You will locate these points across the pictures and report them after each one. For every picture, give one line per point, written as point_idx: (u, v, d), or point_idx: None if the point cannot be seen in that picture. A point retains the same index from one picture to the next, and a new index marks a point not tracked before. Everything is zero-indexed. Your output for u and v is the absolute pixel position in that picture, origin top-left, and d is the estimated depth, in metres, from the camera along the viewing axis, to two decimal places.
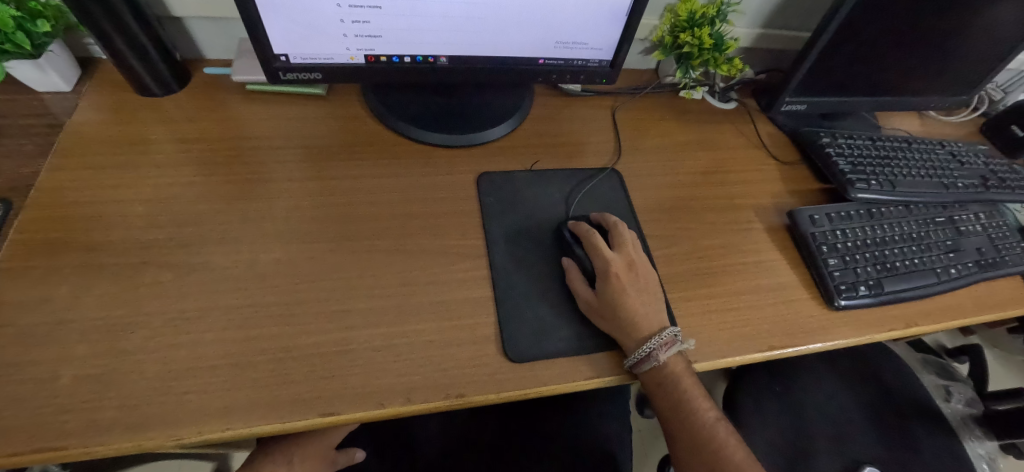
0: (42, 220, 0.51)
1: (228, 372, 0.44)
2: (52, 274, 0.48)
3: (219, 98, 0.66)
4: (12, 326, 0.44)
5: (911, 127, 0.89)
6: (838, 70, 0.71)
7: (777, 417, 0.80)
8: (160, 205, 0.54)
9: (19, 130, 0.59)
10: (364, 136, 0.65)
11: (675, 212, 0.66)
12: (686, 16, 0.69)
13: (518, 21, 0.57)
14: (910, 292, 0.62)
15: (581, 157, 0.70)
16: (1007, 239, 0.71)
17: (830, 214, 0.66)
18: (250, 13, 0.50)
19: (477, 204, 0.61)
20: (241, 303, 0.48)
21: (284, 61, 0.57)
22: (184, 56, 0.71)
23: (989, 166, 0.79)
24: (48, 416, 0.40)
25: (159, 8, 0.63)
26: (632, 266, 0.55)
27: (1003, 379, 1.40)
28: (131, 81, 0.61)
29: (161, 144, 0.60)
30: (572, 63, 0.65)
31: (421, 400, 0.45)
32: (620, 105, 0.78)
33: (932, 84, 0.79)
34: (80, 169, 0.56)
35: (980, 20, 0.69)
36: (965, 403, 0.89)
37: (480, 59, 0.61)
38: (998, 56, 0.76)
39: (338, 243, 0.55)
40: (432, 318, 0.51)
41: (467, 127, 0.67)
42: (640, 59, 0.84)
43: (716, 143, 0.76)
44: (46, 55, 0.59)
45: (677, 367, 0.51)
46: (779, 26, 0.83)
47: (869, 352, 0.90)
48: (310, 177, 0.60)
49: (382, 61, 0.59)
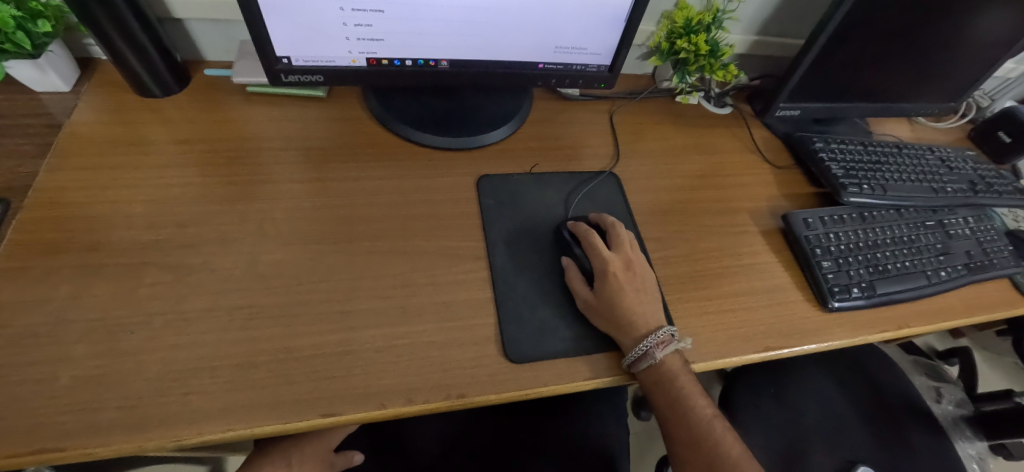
0: (40, 221, 0.51)
1: (229, 373, 0.44)
2: (51, 274, 0.47)
3: (219, 100, 0.66)
4: (10, 326, 0.44)
5: (902, 133, 0.90)
6: (830, 76, 0.72)
7: (773, 419, 0.81)
8: (160, 206, 0.54)
9: (17, 131, 0.58)
10: (364, 138, 0.66)
11: (672, 215, 0.67)
12: (683, 23, 0.71)
13: (518, 25, 0.58)
14: (901, 294, 0.63)
15: (580, 160, 0.70)
16: (996, 242, 0.73)
17: (823, 217, 0.68)
18: (254, 16, 0.50)
19: (477, 206, 0.62)
20: (242, 304, 0.49)
21: (286, 63, 0.57)
22: (184, 57, 0.71)
23: (977, 172, 0.81)
24: (46, 417, 0.39)
25: (160, 9, 0.63)
26: (630, 266, 0.56)
27: (993, 381, 1.42)
28: (131, 82, 0.62)
29: (161, 145, 0.60)
30: (571, 68, 0.66)
31: (422, 401, 0.45)
32: (618, 110, 0.79)
33: (922, 91, 0.80)
34: (79, 169, 0.56)
35: (967, 29, 0.70)
36: (955, 405, 0.90)
37: (481, 63, 0.62)
38: (985, 64, 0.78)
39: (339, 245, 0.55)
40: (432, 319, 0.51)
41: (467, 130, 0.67)
42: (637, 64, 0.85)
43: (712, 147, 0.77)
44: (46, 55, 0.59)
45: (673, 366, 0.52)
46: (773, 33, 0.84)
47: (862, 354, 0.92)
48: (310, 179, 0.60)
49: (384, 65, 0.60)
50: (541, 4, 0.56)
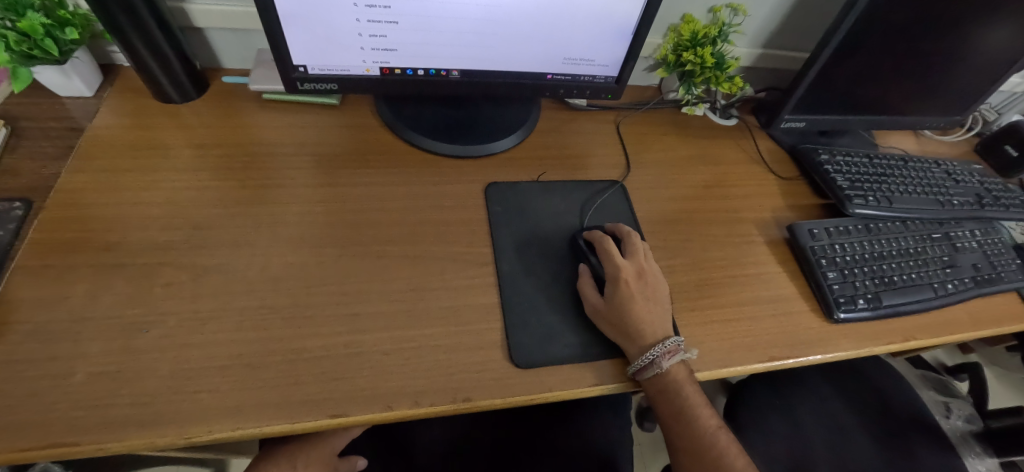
0: (61, 220, 0.52)
1: (240, 373, 0.45)
2: (70, 272, 0.49)
3: (235, 106, 0.68)
4: (29, 322, 0.45)
5: (907, 146, 0.91)
6: (836, 89, 0.73)
7: (778, 431, 0.80)
8: (176, 208, 0.56)
9: (41, 133, 0.60)
10: (376, 145, 0.67)
11: (677, 224, 0.67)
12: (689, 35, 0.72)
13: (528, 36, 0.59)
14: (907, 306, 0.63)
15: (587, 170, 0.71)
16: (1003, 255, 0.73)
17: (829, 228, 0.68)
18: (273, 26, 0.52)
19: (484, 212, 0.63)
20: (254, 305, 0.50)
21: (302, 72, 0.59)
22: (204, 65, 0.73)
23: (983, 185, 0.81)
24: (61, 412, 0.40)
25: (182, 19, 0.66)
26: (642, 274, 0.56)
27: (1002, 397, 1.40)
28: (152, 88, 0.63)
29: (178, 149, 0.61)
30: (579, 79, 0.67)
31: (429, 403, 0.46)
32: (624, 120, 0.80)
33: (927, 104, 0.81)
34: (99, 171, 0.57)
35: (972, 44, 0.71)
36: (964, 420, 0.89)
37: (490, 73, 0.63)
38: (990, 78, 0.78)
39: (349, 248, 0.56)
40: (439, 323, 0.52)
41: (476, 138, 0.69)
42: (643, 76, 0.87)
43: (717, 158, 0.78)
44: (71, 61, 0.61)
45: (678, 375, 0.52)
46: (779, 46, 0.86)
47: (868, 367, 0.91)
48: (322, 184, 0.61)
49: (396, 74, 0.61)
50: (551, 16, 0.57)
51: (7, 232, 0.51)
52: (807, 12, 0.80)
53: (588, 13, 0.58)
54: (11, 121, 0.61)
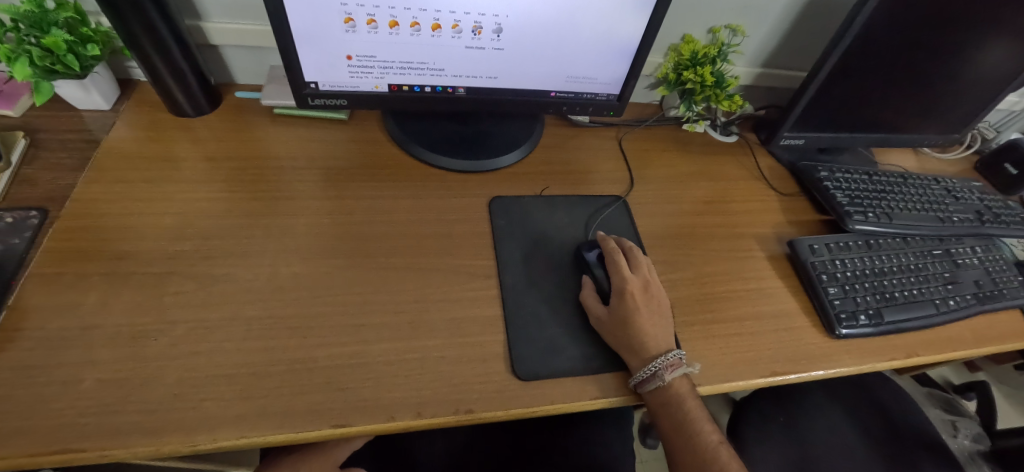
0: (74, 230, 0.53)
1: (245, 381, 0.45)
2: (82, 280, 0.50)
3: (247, 119, 0.70)
4: (40, 329, 0.46)
5: (907, 163, 0.92)
6: (835, 106, 0.74)
7: (782, 446, 0.80)
8: (188, 219, 0.57)
9: (59, 145, 0.62)
10: (383, 159, 0.69)
11: (678, 239, 0.68)
12: (689, 55, 0.74)
13: (532, 54, 0.61)
14: (909, 322, 0.63)
15: (589, 185, 0.72)
16: (1005, 272, 0.73)
17: (829, 244, 0.68)
18: (287, 44, 0.54)
19: (489, 225, 0.64)
20: (259, 315, 0.50)
21: (313, 88, 0.60)
22: (218, 80, 0.76)
23: (983, 201, 0.81)
24: (68, 418, 0.41)
25: (198, 36, 0.68)
26: (647, 288, 0.57)
27: (1010, 417, 1.38)
28: (168, 102, 0.65)
29: (190, 161, 0.63)
30: (581, 96, 0.69)
31: (432, 414, 0.46)
32: (625, 136, 0.82)
33: (924, 122, 0.82)
34: (114, 182, 0.59)
35: (965, 65, 0.73)
36: (971, 439, 0.88)
37: (494, 90, 0.65)
38: (985, 97, 0.80)
39: (355, 260, 0.57)
40: (443, 334, 0.52)
41: (481, 153, 0.70)
42: (645, 93, 0.89)
43: (718, 174, 0.79)
44: (91, 76, 0.63)
45: (681, 389, 0.52)
46: (778, 66, 0.87)
47: (873, 385, 0.90)
48: (329, 196, 0.63)
49: (404, 90, 0.63)
50: (554, 35, 0.59)
51: (22, 241, 0.53)
52: (804, 33, 0.82)
53: (588, 34, 0.60)
54: (31, 132, 0.63)
